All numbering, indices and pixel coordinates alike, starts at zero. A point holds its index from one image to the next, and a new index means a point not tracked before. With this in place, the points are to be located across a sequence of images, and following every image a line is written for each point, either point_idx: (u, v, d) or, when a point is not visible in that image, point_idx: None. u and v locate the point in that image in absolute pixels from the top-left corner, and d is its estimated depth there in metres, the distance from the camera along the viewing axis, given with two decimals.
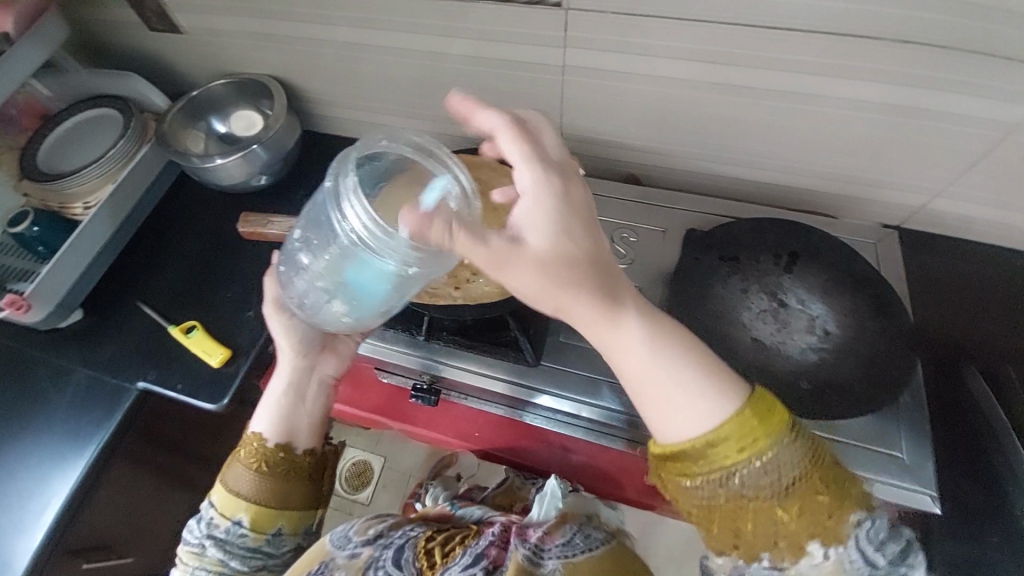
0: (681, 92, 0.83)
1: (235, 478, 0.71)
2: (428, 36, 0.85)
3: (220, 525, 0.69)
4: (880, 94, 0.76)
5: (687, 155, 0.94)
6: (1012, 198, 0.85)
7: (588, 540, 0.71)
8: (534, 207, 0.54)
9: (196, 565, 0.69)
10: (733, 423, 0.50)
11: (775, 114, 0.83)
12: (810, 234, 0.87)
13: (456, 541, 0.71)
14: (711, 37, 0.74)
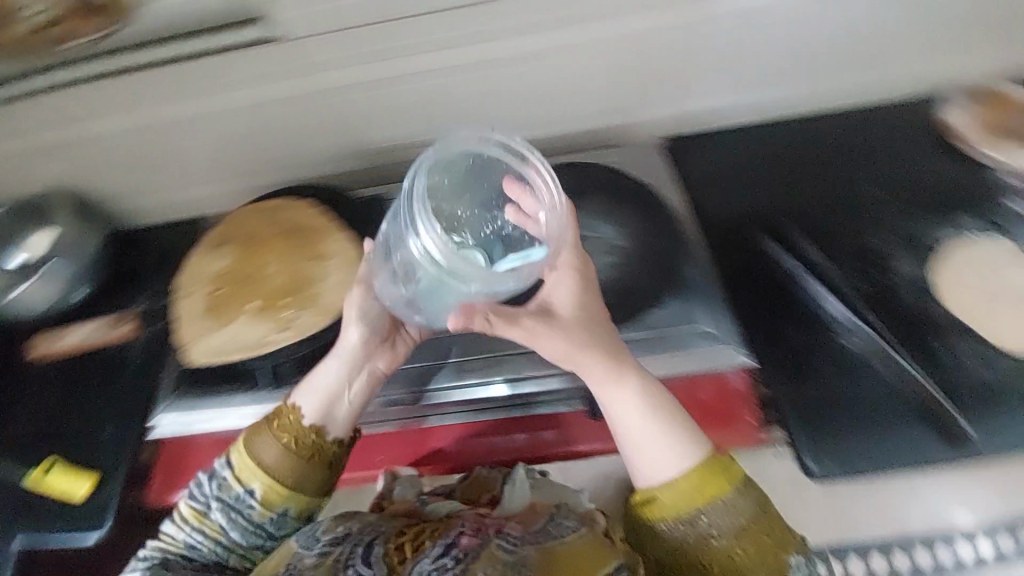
0: (456, 74, 0.85)
1: (263, 448, 0.63)
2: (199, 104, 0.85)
3: (230, 488, 0.63)
4: (595, 31, 0.84)
5: (484, 130, 0.92)
6: (742, 76, 0.93)
7: (558, 529, 0.60)
8: (568, 297, 0.62)
9: (193, 527, 0.62)
10: (701, 471, 0.59)
11: (532, 76, 0.88)
12: (587, 166, 0.90)
13: (427, 534, 0.60)
14: (460, 18, 0.80)
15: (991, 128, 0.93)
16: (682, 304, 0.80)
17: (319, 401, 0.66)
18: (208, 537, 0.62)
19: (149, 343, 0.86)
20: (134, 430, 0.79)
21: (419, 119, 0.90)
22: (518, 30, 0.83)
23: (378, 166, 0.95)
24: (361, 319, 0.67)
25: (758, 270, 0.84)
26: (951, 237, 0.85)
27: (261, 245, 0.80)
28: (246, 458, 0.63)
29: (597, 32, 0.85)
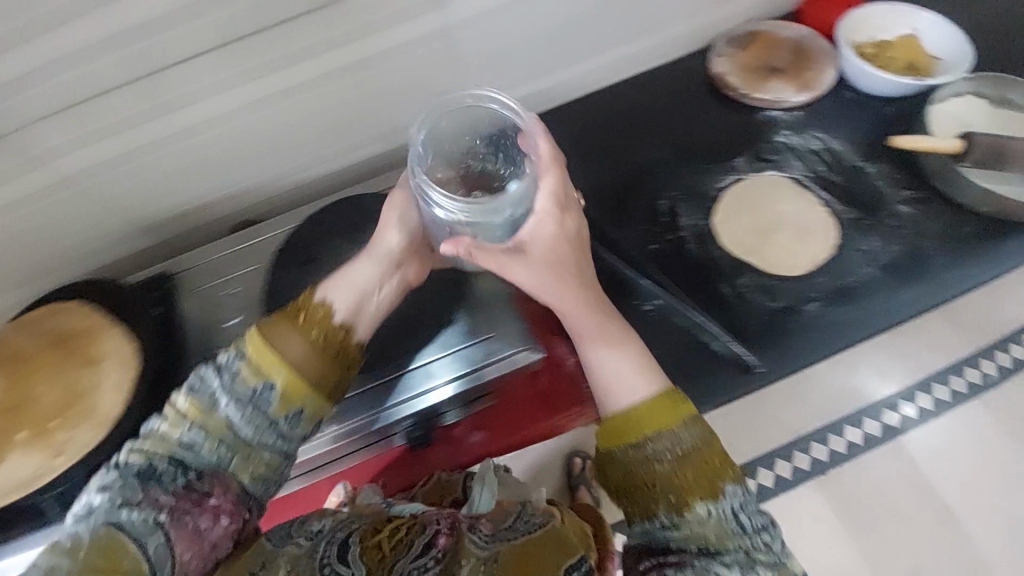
0: (221, 129, 0.78)
1: (282, 340, 0.57)
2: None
3: (247, 380, 0.55)
4: (355, 53, 0.78)
5: (281, 176, 0.89)
6: (516, 72, 0.91)
7: (527, 524, 0.56)
8: (537, 243, 0.61)
9: (190, 425, 0.54)
10: (658, 401, 0.57)
11: (284, 116, 0.81)
12: (356, 200, 0.75)
13: (400, 533, 0.54)
14: (195, 67, 0.71)
15: (750, 70, 0.98)
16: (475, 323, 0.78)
17: (351, 294, 0.63)
18: (198, 448, 0.53)
19: None
20: None
21: (177, 184, 0.82)
22: (246, 71, 0.74)
23: (183, 234, 0.89)
24: (407, 222, 0.65)
25: (574, 250, 0.84)
26: (728, 181, 0.91)
27: (16, 363, 0.68)
28: (267, 346, 0.56)
29: (339, 59, 0.78)
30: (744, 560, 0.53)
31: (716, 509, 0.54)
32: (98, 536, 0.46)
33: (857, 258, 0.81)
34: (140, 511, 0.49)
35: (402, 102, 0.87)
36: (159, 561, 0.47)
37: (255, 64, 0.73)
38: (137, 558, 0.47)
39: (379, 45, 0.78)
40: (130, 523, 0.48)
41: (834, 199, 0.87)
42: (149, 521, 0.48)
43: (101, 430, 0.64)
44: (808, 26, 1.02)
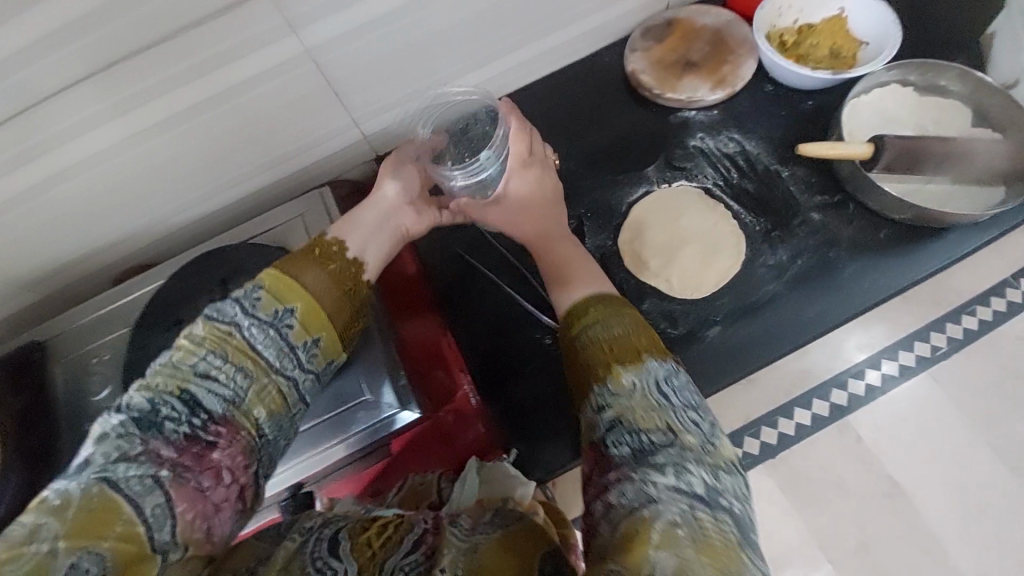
0: (74, 185, 0.73)
1: (303, 271, 0.59)
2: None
3: (267, 309, 0.54)
4: (198, 94, 0.69)
5: (167, 215, 0.85)
6: (404, 88, 0.83)
7: (503, 518, 0.58)
8: (511, 185, 0.74)
9: (206, 352, 0.50)
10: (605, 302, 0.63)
11: (140, 164, 0.75)
12: (224, 250, 0.72)
13: (390, 531, 0.51)
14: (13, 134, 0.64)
15: (665, 67, 0.89)
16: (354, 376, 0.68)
17: (358, 241, 0.67)
18: (216, 376, 0.49)
19: None
20: None
21: (48, 244, 0.79)
22: (75, 127, 0.66)
23: (77, 283, 0.87)
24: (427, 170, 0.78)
25: (480, 291, 0.87)
26: (638, 195, 0.85)
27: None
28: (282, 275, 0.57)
29: (184, 101, 0.69)
30: (681, 458, 0.49)
31: (650, 383, 0.54)
32: (92, 494, 0.40)
33: (763, 275, 0.79)
34: (137, 465, 0.43)
35: (275, 133, 0.80)
36: (157, 520, 0.41)
37: (82, 118, 0.66)
38: (130, 518, 0.40)
39: (224, 84, 0.69)
40: (124, 479, 0.41)
41: (744, 210, 0.83)
42: (144, 481, 0.42)
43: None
44: (734, 9, 0.92)
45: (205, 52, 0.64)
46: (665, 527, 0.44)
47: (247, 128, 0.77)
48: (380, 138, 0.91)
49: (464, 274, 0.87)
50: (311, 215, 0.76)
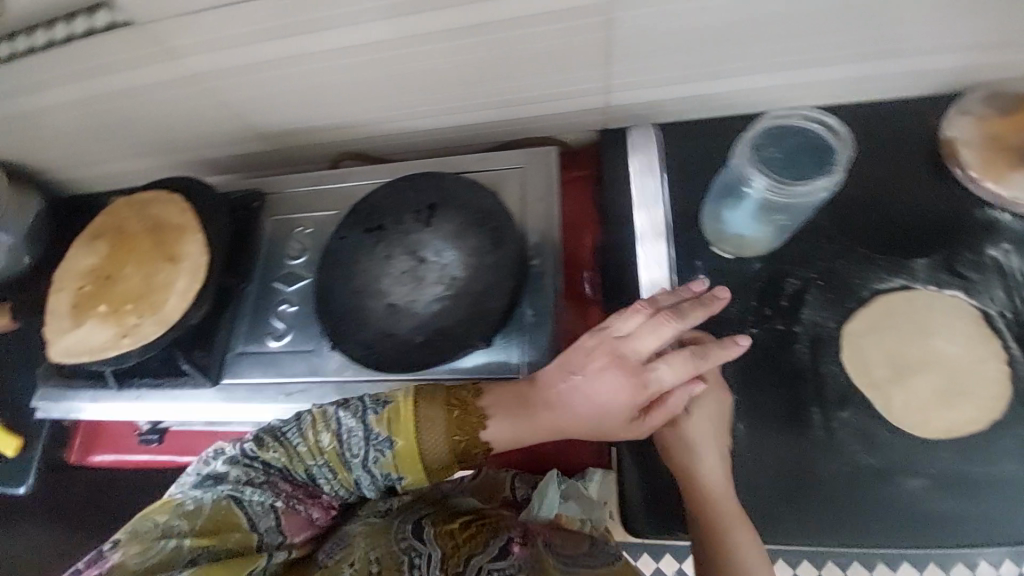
0: (329, 67, 0.76)
1: (429, 430, 0.54)
2: (71, 84, 0.83)
3: (383, 468, 0.55)
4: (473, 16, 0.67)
5: (383, 117, 0.86)
6: (667, 70, 0.74)
7: (605, 555, 0.57)
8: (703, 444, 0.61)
9: (321, 458, 0.56)
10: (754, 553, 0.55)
11: (402, 67, 0.75)
12: (441, 177, 0.70)
13: (479, 534, 0.57)
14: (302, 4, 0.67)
15: (999, 147, 0.70)
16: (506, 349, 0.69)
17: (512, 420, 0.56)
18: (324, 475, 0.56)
19: None
20: None
21: (296, 106, 0.84)
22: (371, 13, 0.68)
23: (288, 147, 0.94)
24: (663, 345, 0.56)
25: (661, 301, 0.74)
26: (891, 286, 0.70)
27: (128, 241, 0.77)
28: (415, 441, 0.54)
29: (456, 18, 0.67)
30: None
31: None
32: (220, 508, 0.50)
33: (1002, 444, 0.63)
34: (260, 492, 0.53)
35: (530, 77, 0.76)
36: (269, 534, 0.52)
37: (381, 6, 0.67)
38: (242, 531, 0.50)
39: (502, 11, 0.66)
40: (249, 501, 0.52)
41: None
42: (265, 505, 0.53)
43: (163, 330, 0.69)
44: None
45: None
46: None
47: (508, 61, 0.73)
48: (619, 113, 0.82)
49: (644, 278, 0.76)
50: (530, 172, 0.74)
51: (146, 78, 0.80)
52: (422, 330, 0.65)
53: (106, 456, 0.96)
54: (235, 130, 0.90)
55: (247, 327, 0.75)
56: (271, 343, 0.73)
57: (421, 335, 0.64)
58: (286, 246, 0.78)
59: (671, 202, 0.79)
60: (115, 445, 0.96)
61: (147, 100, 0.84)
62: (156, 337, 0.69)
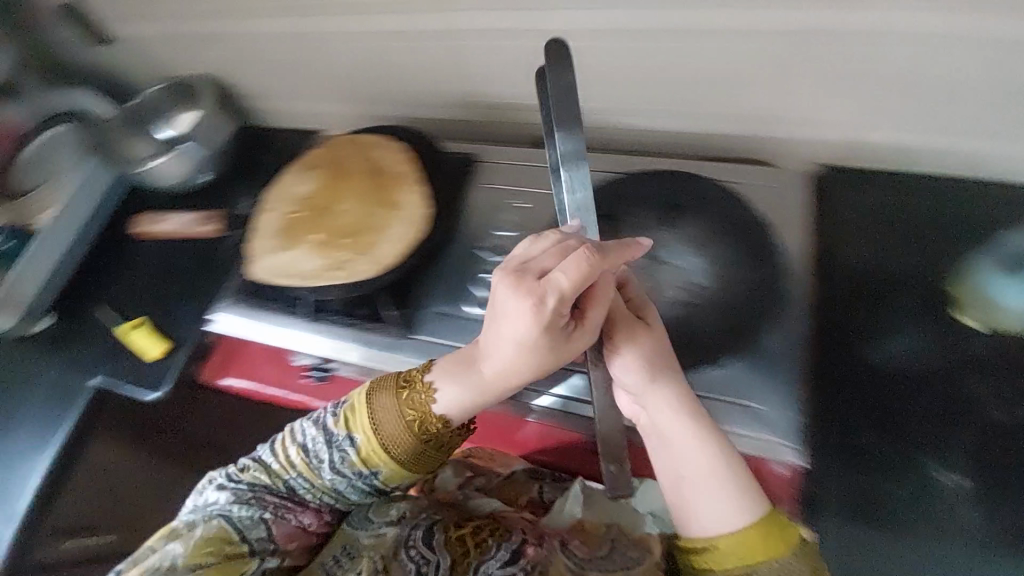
0: (580, 46, 0.79)
1: (382, 410, 0.61)
2: (336, 18, 0.92)
3: (353, 466, 0.61)
4: (754, 20, 0.68)
5: (603, 110, 0.87)
6: (936, 117, 0.71)
7: (625, 559, 0.59)
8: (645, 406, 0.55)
9: (295, 473, 0.63)
10: (759, 530, 0.49)
11: (652, 60, 0.77)
12: (692, 180, 0.68)
13: (489, 532, 0.62)
14: None
15: None
16: (750, 371, 0.58)
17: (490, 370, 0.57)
18: (304, 483, 0.63)
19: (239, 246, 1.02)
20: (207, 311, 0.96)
21: (525, 80, 0.87)
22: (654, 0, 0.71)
23: (490, 123, 0.97)
24: (580, 283, 0.49)
25: (888, 356, 0.68)
26: None
27: (346, 178, 0.80)
28: (375, 434, 0.60)
29: (739, 16, 0.68)
30: None
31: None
32: (217, 530, 0.58)
33: None
34: (247, 509, 0.61)
35: (777, 95, 0.75)
36: (260, 545, 0.60)
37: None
38: (236, 543, 0.59)
39: (789, 18, 0.67)
40: (238, 517, 0.60)
41: None
42: (253, 518, 0.60)
43: (375, 271, 0.69)
44: None
45: None
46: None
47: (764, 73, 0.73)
48: (853, 152, 0.79)
49: (865, 329, 0.71)
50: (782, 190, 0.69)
51: (409, 25, 0.87)
52: (661, 330, 0.60)
53: (234, 382, 0.92)
54: (454, 94, 0.94)
55: (445, 288, 0.73)
56: (470, 309, 0.71)
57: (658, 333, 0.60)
58: (497, 216, 0.77)
59: (902, 258, 0.74)
60: (246, 373, 0.92)
61: (394, 47, 0.91)
62: (368, 277, 0.69)
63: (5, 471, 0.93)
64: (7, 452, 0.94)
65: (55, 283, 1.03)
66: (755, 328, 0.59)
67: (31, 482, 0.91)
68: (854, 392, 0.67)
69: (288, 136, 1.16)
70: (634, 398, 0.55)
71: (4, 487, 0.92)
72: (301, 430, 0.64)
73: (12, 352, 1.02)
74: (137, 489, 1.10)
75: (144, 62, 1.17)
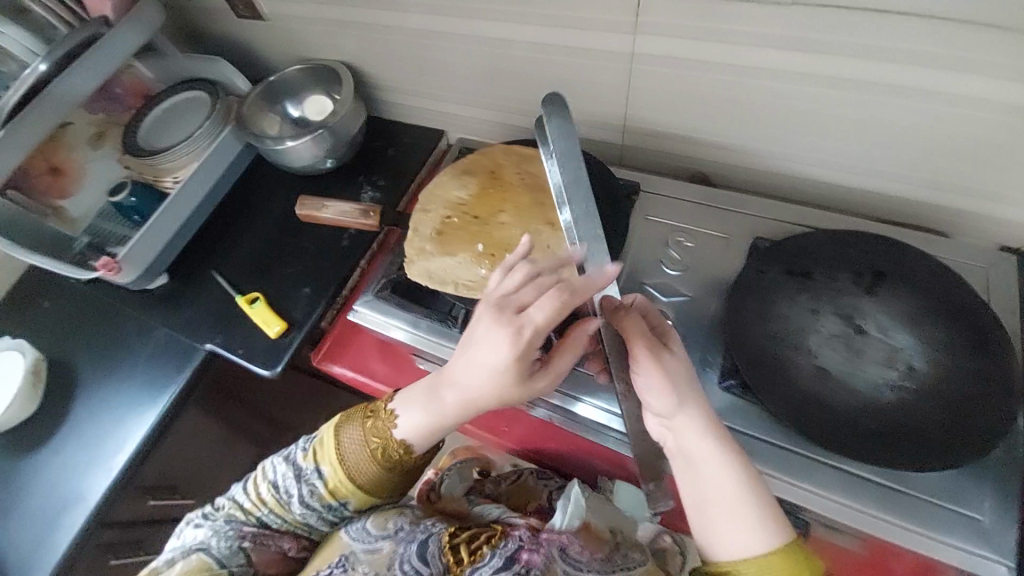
0: (774, 86, 0.73)
1: (349, 439, 0.70)
2: (500, 22, 0.85)
3: (323, 499, 0.71)
4: (996, 92, 0.62)
5: (773, 152, 0.82)
6: None
7: (624, 560, 0.74)
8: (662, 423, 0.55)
9: (269, 509, 0.73)
10: (784, 560, 0.47)
11: (860, 113, 0.71)
12: (900, 250, 0.63)
13: (485, 539, 0.72)
14: (815, 20, 0.64)
15: None
16: (968, 477, 0.54)
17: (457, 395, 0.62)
18: (272, 516, 0.72)
19: (361, 238, 1.00)
20: (324, 297, 0.95)
21: (702, 115, 0.82)
22: (905, 55, 0.63)
23: (638, 146, 0.93)
24: (554, 317, 0.52)
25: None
26: None
27: (504, 188, 0.77)
28: (341, 468, 0.70)
29: (976, 83, 0.62)
30: None
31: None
32: (197, 563, 0.69)
33: None
34: (225, 540, 0.71)
35: (996, 169, 0.70)
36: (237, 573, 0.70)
37: (930, 53, 0.62)
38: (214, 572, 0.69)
39: None
40: (214, 548, 0.70)
41: None
42: (230, 547, 0.70)
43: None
44: None
45: None
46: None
47: (995, 146, 0.67)
48: None
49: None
50: (998, 276, 0.65)
51: (585, 40, 0.80)
52: (870, 414, 0.55)
53: (346, 372, 0.92)
54: (611, 115, 0.90)
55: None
56: None
57: (863, 416, 0.55)
58: (662, 252, 0.73)
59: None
60: (357, 364, 0.93)
61: (555, 58, 0.85)
62: None
63: (109, 427, 0.92)
64: (112, 409, 0.94)
65: (177, 243, 1.03)
66: (981, 428, 0.53)
67: (132, 445, 0.90)
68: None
69: (416, 132, 1.15)
70: (664, 420, 0.55)
71: (104, 445, 0.91)
72: (269, 467, 0.74)
73: (125, 305, 1.02)
74: (218, 458, 1.11)
75: (272, 41, 1.12)
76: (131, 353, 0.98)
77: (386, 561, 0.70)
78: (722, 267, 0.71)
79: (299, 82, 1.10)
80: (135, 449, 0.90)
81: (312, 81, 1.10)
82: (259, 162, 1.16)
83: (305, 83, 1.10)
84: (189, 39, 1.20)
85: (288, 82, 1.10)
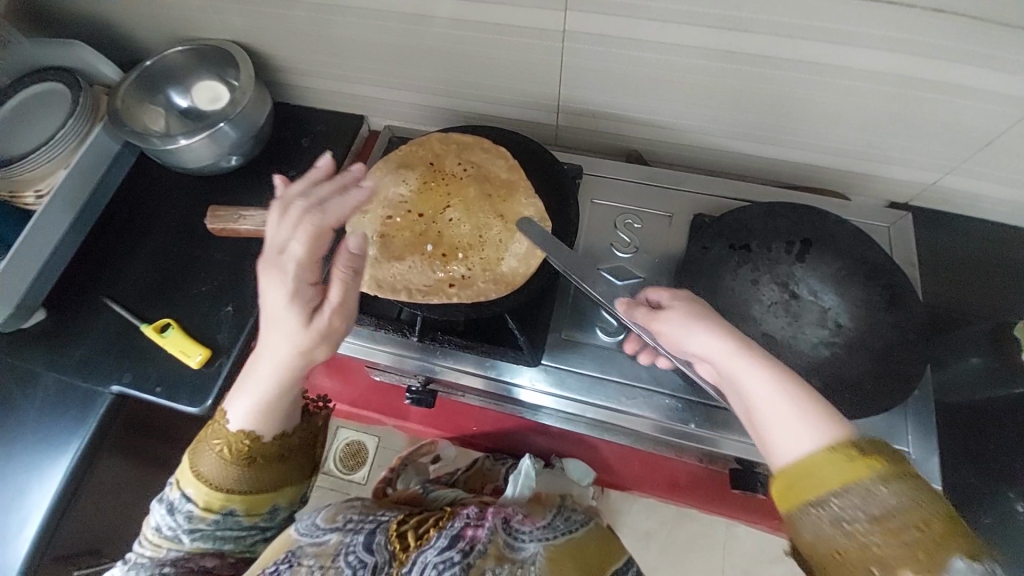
0: (697, 64, 0.73)
1: (202, 457, 0.59)
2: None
3: (203, 519, 0.59)
4: (895, 67, 0.65)
5: (700, 129, 0.84)
6: None
7: (568, 523, 0.68)
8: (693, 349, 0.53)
9: (167, 550, 0.60)
10: (830, 456, 0.43)
11: (775, 89, 0.73)
12: (824, 216, 0.67)
13: (432, 522, 0.65)
14: (731, 1, 0.63)
15: None
16: (891, 418, 0.63)
17: (271, 365, 0.56)
18: (180, 552, 0.60)
19: None
20: (251, 315, 0.86)
21: (633, 93, 0.81)
22: (819, 34, 0.64)
23: (572, 125, 0.91)
24: (315, 238, 0.53)
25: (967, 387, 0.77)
26: None
27: (446, 181, 0.72)
28: (203, 482, 0.59)
29: (877, 61, 0.65)
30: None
31: (860, 511, 0.41)
32: None
33: None
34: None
35: (895, 137, 0.75)
36: None
37: (844, 32, 0.63)
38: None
39: (931, 70, 0.64)
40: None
41: None
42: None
43: (502, 292, 0.65)
44: None
45: (959, 42, 0.60)
46: (874, 536, 0.41)
47: (895, 117, 0.72)
48: (930, 195, 0.84)
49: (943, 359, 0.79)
50: (899, 232, 0.73)
51: (509, 17, 0.74)
52: (813, 375, 0.61)
53: None
54: (543, 94, 0.87)
55: (570, 312, 0.70)
56: (601, 336, 0.68)
57: (809, 375, 0.60)
58: (611, 235, 0.74)
59: (953, 294, 0.82)
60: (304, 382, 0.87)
61: (477, 36, 0.79)
62: (495, 299, 0.65)
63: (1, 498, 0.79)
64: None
65: (52, 270, 0.87)
66: (906, 372, 0.60)
67: (35, 515, 0.78)
68: (948, 423, 0.76)
69: (333, 116, 1.05)
70: (701, 359, 0.53)
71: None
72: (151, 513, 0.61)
73: None
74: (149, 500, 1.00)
75: (136, 18, 0.94)
76: (15, 407, 0.83)
77: (332, 553, 0.60)
78: (669, 246, 0.73)
79: (185, 67, 0.94)
80: (41, 518, 0.78)
81: (201, 65, 0.95)
82: (147, 164, 1.00)
83: (192, 68, 0.95)
84: (21, 15, 0.97)
85: (171, 67, 0.94)
